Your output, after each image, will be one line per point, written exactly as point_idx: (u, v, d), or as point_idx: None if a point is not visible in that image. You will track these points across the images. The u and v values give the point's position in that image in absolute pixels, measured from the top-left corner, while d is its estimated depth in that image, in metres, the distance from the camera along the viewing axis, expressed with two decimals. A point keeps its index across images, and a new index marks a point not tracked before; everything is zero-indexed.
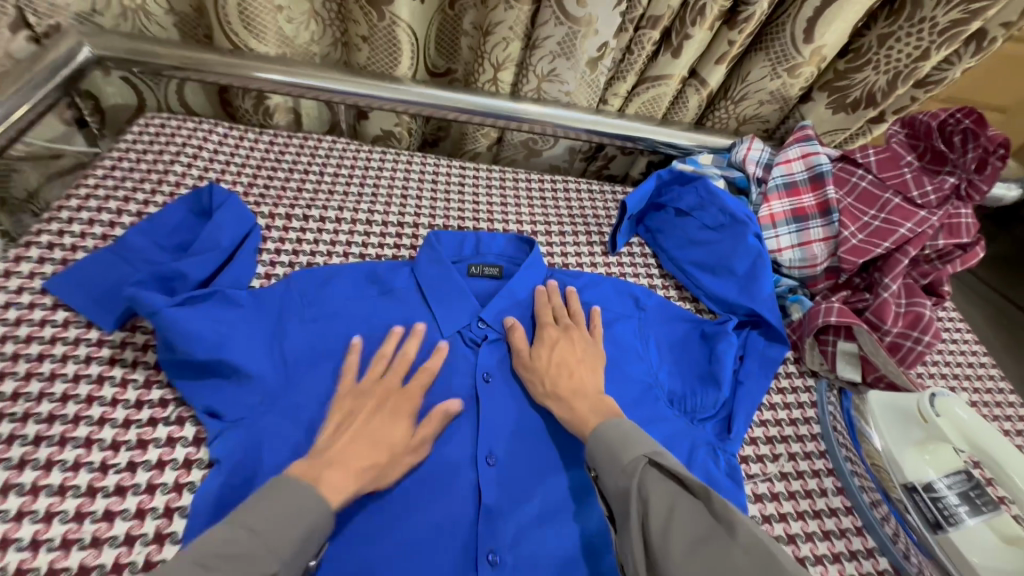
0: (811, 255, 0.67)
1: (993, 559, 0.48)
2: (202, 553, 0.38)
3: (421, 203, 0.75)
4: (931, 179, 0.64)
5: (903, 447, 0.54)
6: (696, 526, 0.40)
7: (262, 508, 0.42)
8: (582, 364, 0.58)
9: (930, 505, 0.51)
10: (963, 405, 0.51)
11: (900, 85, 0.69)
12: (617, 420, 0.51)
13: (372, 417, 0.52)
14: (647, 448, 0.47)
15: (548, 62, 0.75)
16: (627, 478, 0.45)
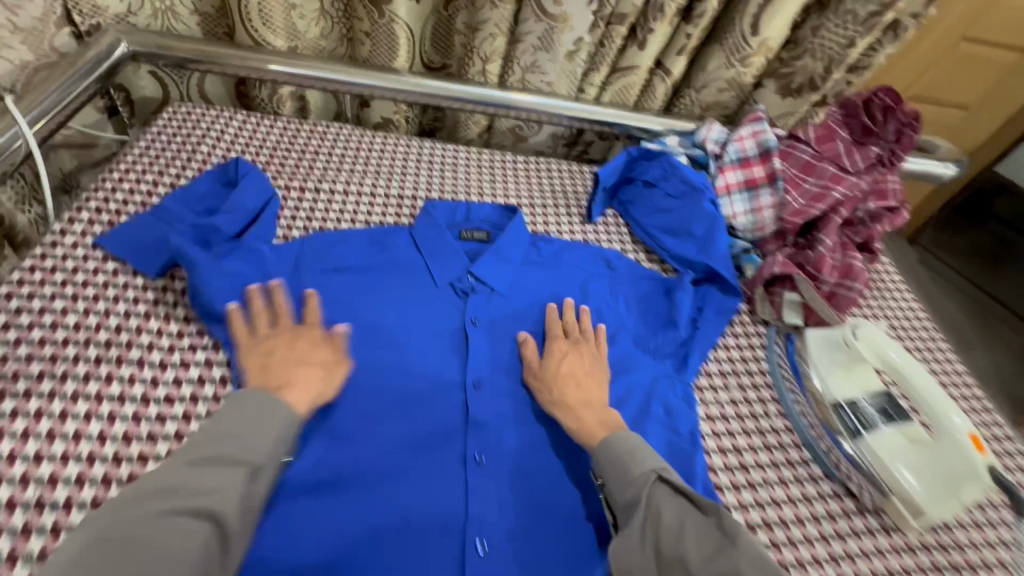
0: (760, 220, 0.76)
1: (903, 454, 0.57)
2: (195, 455, 0.45)
3: (419, 179, 0.85)
4: (860, 150, 0.74)
5: (831, 371, 0.64)
6: (705, 541, 0.46)
7: (230, 413, 0.48)
8: (589, 376, 0.63)
9: (854, 417, 0.60)
10: (878, 333, 0.62)
11: (835, 70, 0.81)
12: (626, 433, 0.55)
13: (289, 351, 0.56)
14: (655, 464, 0.52)
15: (530, 55, 0.86)
16: (638, 490, 0.50)
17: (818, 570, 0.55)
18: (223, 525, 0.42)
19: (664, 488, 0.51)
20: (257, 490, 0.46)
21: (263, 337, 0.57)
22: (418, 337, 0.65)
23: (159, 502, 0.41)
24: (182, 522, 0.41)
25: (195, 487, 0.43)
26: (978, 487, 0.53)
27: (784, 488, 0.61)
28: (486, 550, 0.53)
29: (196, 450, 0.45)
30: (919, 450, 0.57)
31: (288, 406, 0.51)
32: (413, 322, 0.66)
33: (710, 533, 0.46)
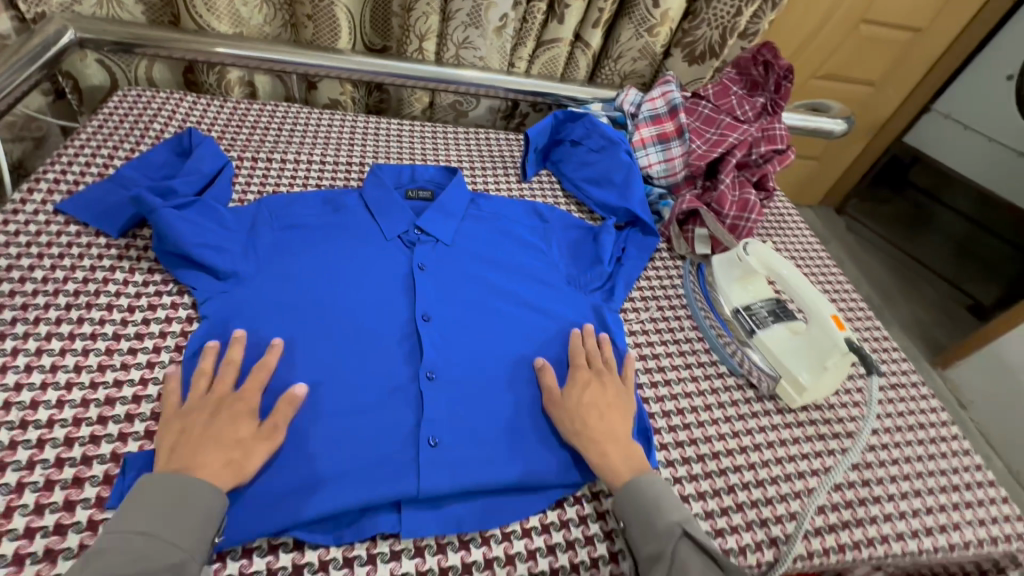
0: (672, 167, 0.87)
1: (785, 346, 0.68)
2: (99, 563, 0.43)
3: (367, 149, 0.92)
4: (749, 102, 0.87)
5: (731, 286, 0.75)
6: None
7: (144, 507, 0.46)
8: (610, 406, 0.62)
9: (747, 319, 0.72)
10: (766, 248, 0.72)
11: (729, 38, 0.94)
12: (651, 479, 0.56)
13: (210, 426, 0.53)
14: (680, 517, 0.53)
15: (462, 31, 0.94)
16: (661, 542, 0.51)
17: (723, 443, 0.64)
18: None
19: (688, 541, 0.51)
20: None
21: (207, 398, 0.55)
22: (370, 283, 0.70)
23: None
24: None
25: None
26: (841, 359, 0.65)
27: (695, 383, 0.69)
28: (436, 446, 0.58)
29: (119, 549, 0.44)
30: (796, 340, 0.68)
31: (210, 484, 0.49)
32: (364, 269, 0.71)
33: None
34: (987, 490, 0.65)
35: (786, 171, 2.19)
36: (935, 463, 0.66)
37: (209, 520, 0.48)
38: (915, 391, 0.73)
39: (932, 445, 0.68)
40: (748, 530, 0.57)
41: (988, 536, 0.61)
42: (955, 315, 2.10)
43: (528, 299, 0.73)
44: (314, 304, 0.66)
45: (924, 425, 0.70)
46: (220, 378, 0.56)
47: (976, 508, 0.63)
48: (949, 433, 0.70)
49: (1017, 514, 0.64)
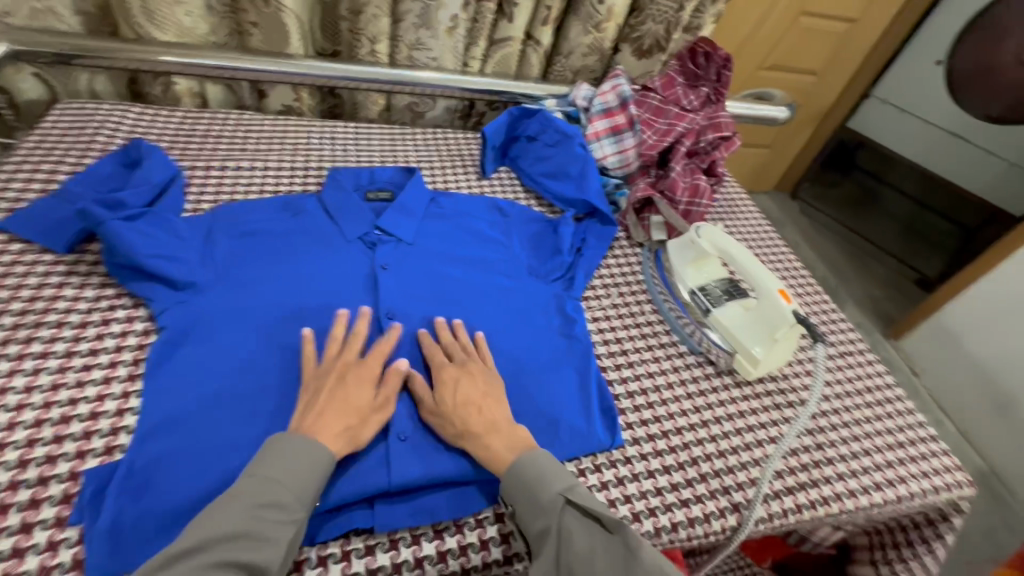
0: (626, 158, 0.90)
1: (739, 321, 0.71)
2: (246, 503, 0.47)
3: (324, 153, 0.91)
4: (694, 92, 0.91)
5: (685, 268, 0.78)
6: (611, 561, 0.49)
7: (279, 459, 0.51)
8: (485, 397, 0.61)
9: (702, 300, 0.75)
10: (716, 231, 0.76)
11: (673, 32, 0.99)
12: (528, 454, 0.56)
13: (338, 389, 0.57)
14: (562, 487, 0.54)
15: (414, 32, 0.95)
16: (547, 518, 0.52)
17: (685, 418, 0.66)
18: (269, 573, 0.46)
19: (571, 509, 0.53)
20: (296, 543, 0.49)
21: (355, 364, 0.60)
22: (331, 285, 0.70)
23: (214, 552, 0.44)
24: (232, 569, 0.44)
25: (243, 536, 0.46)
26: (787, 329, 0.68)
27: (656, 364, 0.72)
28: (406, 440, 0.59)
29: (255, 493, 0.48)
30: (749, 315, 0.72)
31: (327, 449, 0.53)
32: (325, 272, 0.71)
33: (615, 551, 0.50)
34: (929, 444, 0.70)
35: (736, 156, 2.25)
36: (882, 424, 0.70)
37: (322, 479, 0.52)
38: (861, 358, 0.78)
39: (878, 407, 0.72)
40: (712, 499, 0.60)
41: (932, 487, 0.65)
42: (903, 289, 2.22)
43: (491, 292, 0.75)
44: (275, 309, 0.65)
45: (870, 389, 0.74)
46: (349, 348, 0.62)
47: (920, 461, 0.67)
48: (894, 395, 0.75)
49: (957, 465, 0.68)
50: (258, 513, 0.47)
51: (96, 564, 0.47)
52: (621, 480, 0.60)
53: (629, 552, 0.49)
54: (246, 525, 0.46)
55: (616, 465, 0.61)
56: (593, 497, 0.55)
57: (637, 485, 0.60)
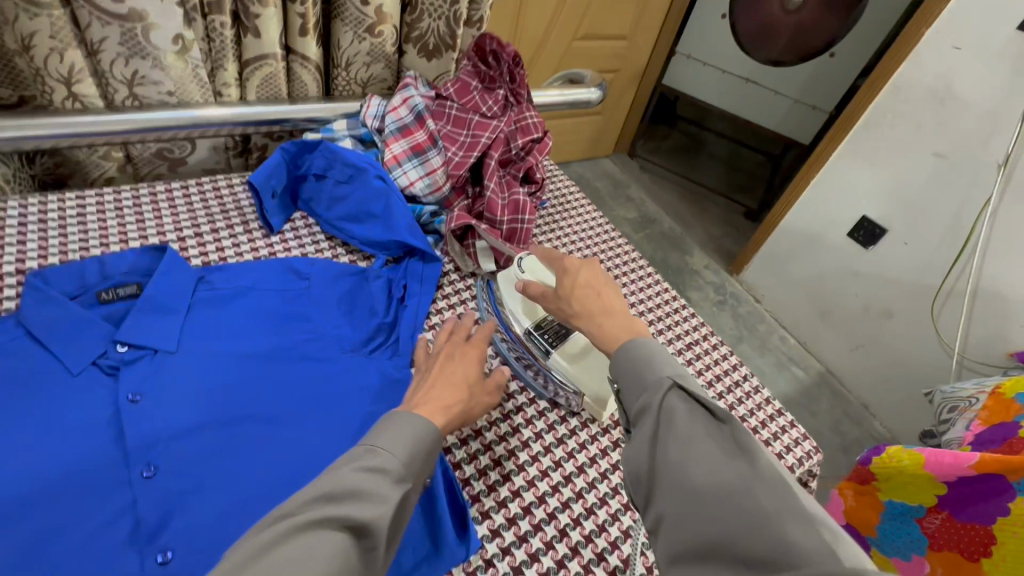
0: (435, 180, 0.78)
1: (583, 358, 0.65)
2: (357, 462, 0.42)
3: (26, 247, 0.67)
4: (491, 96, 0.82)
5: (518, 305, 0.70)
6: (714, 457, 0.39)
7: (388, 426, 0.46)
8: (606, 284, 0.57)
9: (542, 340, 0.67)
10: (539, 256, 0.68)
11: (456, 27, 0.87)
12: (650, 341, 0.48)
13: (446, 367, 0.57)
14: (674, 370, 0.44)
15: (126, 64, 0.72)
16: (648, 394, 0.43)
17: (547, 480, 0.61)
18: (369, 545, 0.39)
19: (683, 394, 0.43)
20: (399, 521, 0.42)
21: (465, 343, 0.60)
22: (50, 451, 0.50)
23: (310, 513, 0.37)
24: (329, 535, 0.36)
25: (353, 495, 0.39)
26: None
27: (507, 422, 0.64)
28: None
29: (359, 456, 0.43)
30: (593, 355, 0.66)
31: (434, 424, 0.49)
32: (37, 433, 0.51)
33: (722, 446, 0.39)
34: (778, 420, 0.72)
35: (568, 131, 2.26)
36: (735, 412, 0.72)
37: (428, 454, 0.47)
38: (706, 347, 0.80)
39: (729, 395, 0.74)
40: (587, 575, 0.54)
41: (787, 466, 0.68)
42: (736, 224, 2.43)
43: (296, 389, 0.60)
44: None
45: (720, 376, 0.76)
46: (461, 329, 0.62)
47: (773, 443, 0.70)
48: (741, 375, 0.77)
49: (804, 434, 0.72)
50: (365, 473, 0.41)
51: None
52: None
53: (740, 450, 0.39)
54: (355, 485, 0.40)
55: (477, 575, 0.52)
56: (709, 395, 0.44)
57: None
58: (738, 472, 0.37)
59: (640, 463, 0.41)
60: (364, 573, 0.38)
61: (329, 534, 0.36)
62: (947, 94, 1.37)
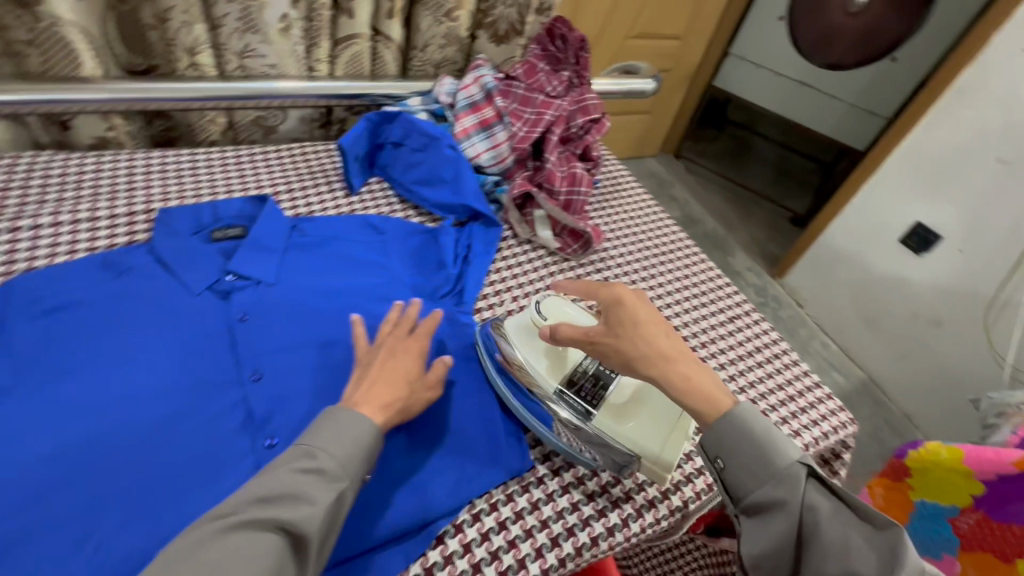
0: (500, 153, 0.86)
1: (628, 413, 0.60)
2: (291, 466, 0.47)
3: (151, 191, 0.78)
4: (556, 78, 0.89)
5: (538, 358, 0.63)
6: (868, 569, 0.43)
7: (327, 427, 0.50)
8: (659, 322, 0.57)
9: (578, 399, 0.60)
10: (561, 304, 0.67)
11: (527, 14, 0.96)
12: (754, 419, 0.51)
13: (388, 360, 0.57)
14: (795, 454, 0.50)
15: (240, 38, 0.83)
16: (782, 488, 0.48)
17: None
18: (300, 540, 0.44)
19: (814, 490, 0.48)
20: (338, 513, 0.47)
21: (407, 337, 0.60)
22: (178, 352, 0.60)
23: (240, 517, 0.43)
24: (255, 535, 0.42)
25: (285, 497, 0.44)
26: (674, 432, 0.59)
27: None
28: None
29: (297, 459, 0.47)
30: (637, 407, 0.60)
31: (372, 419, 0.51)
32: (168, 338, 0.61)
33: (870, 553, 0.44)
34: (815, 392, 0.76)
35: (617, 127, 2.30)
36: (773, 380, 0.76)
37: (370, 451, 0.50)
38: (747, 321, 0.84)
39: (768, 365, 0.78)
40: (628, 500, 0.60)
41: (822, 433, 0.71)
42: (781, 227, 2.40)
43: (375, 323, 0.68)
44: (107, 396, 0.55)
45: (760, 348, 0.80)
46: (404, 322, 0.61)
47: (808, 410, 0.73)
48: (780, 349, 0.81)
49: (840, 406, 0.75)
50: (298, 477, 0.46)
51: None
52: (535, 504, 0.59)
53: (890, 558, 0.43)
54: (291, 488, 0.45)
55: (529, 489, 0.60)
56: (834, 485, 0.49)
57: (553, 506, 0.59)
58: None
59: (784, 562, 0.48)
60: (298, 566, 0.44)
61: (259, 535, 0.42)
62: (1015, 99, 1.34)
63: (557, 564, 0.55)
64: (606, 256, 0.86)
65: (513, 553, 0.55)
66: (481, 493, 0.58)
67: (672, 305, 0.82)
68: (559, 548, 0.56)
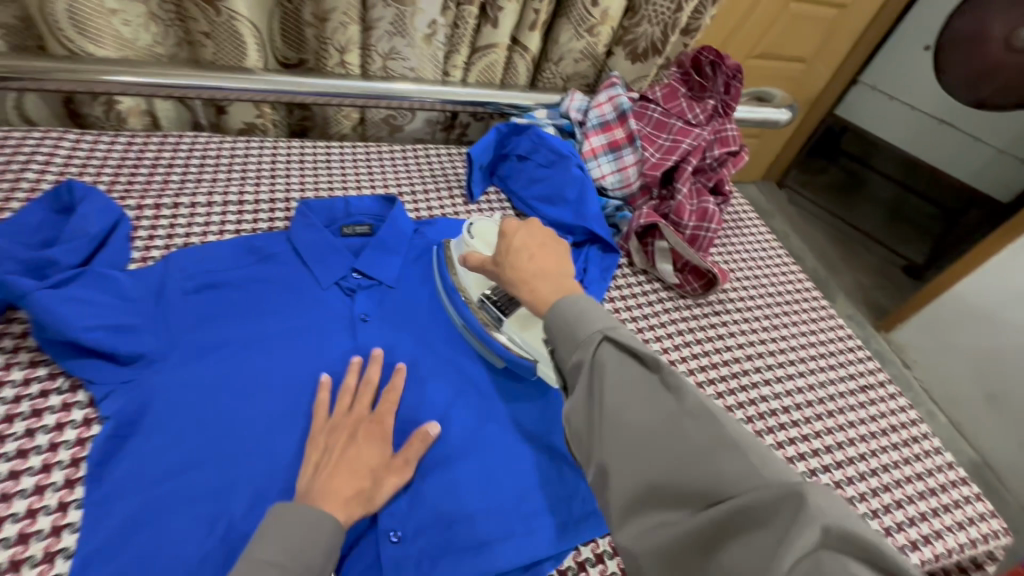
0: (626, 177, 0.83)
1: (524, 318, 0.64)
2: None
3: (291, 181, 0.81)
4: (698, 105, 0.85)
5: (462, 271, 0.69)
6: (647, 406, 0.41)
7: (278, 535, 0.44)
8: (542, 246, 0.55)
9: (493, 306, 0.66)
10: (488, 224, 0.72)
11: (671, 35, 0.91)
12: (576, 297, 0.47)
13: (349, 448, 0.52)
14: (604, 322, 0.45)
15: (387, 41, 0.85)
16: (581, 350, 0.43)
17: None
18: None
19: (610, 345, 0.43)
20: None
21: (369, 420, 0.56)
22: (309, 346, 0.62)
23: None
24: None
25: None
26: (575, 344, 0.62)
27: None
28: (398, 539, 0.51)
29: None
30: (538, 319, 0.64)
31: (331, 519, 0.46)
32: (301, 330, 0.63)
33: (652, 391, 0.41)
34: (961, 489, 0.66)
35: None
36: (911, 468, 0.67)
37: (332, 553, 0.45)
38: (882, 393, 0.75)
39: (905, 449, 0.69)
40: None
41: (969, 540, 0.62)
42: (894, 278, 2.13)
43: None
44: (244, 381, 0.57)
45: (896, 427, 0.71)
46: (363, 396, 0.57)
47: (953, 510, 0.64)
48: (920, 432, 0.72)
49: (992, 511, 0.65)
50: None
51: None
52: None
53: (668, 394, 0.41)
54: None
55: None
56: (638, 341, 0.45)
57: None
58: (670, 419, 0.40)
59: (583, 422, 0.42)
60: None
61: None
62: None
63: None
64: (727, 299, 0.81)
65: None
66: (588, 541, 0.55)
67: (794, 363, 0.75)
68: None
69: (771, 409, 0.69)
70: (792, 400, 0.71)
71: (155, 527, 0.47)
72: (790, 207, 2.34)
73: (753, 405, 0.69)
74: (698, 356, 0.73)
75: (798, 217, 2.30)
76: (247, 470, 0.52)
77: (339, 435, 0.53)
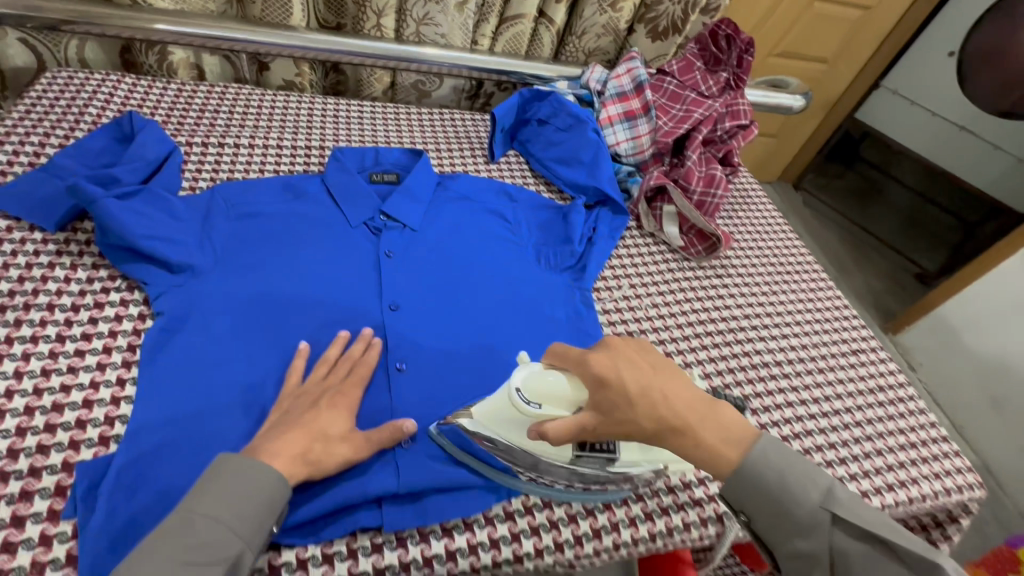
0: (640, 144, 0.88)
1: (550, 395, 0.50)
2: (172, 548, 0.39)
3: (325, 132, 0.87)
4: (712, 78, 0.90)
5: (528, 440, 0.52)
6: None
7: (213, 489, 0.42)
8: (659, 372, 0.48)
9: (597, 457, 0.53)
10: (533, 372, 0.51)
11: (691, 13, 0.96)
12: (767, 454, 0.46)
13: (307, 417, 0.50)
14: (820, 494, 0.45)
15: (421, 7, 0.90)
16: (810, 539, 0.44)
17: None
18: None
19: (840, 528, 0.44)
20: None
21: (338, 390, 0.54)
22: (336, 270, 0.67)
23: None
24: None
25: None
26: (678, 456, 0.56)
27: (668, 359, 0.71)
28: (409, 445, 0.55)
29: (180, 530, 0.40)
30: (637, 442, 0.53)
31: (270, 473, 0.44)
32: (330, 256, 0.68)
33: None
34: (940, 445, 0.70)
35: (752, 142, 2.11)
36: (894, 423, 0.71)
37: (274, 508, 0.43)
38: (873, 358, 0.79)
39: (890, 407, 0.73)
40: None
41: (944, 489, 0.66)
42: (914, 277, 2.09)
43: (501, 285, 0.72)
44: (275, 295, 0.62)
45: (883, 388, 0.75)
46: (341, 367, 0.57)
47: (931, 462, 0.68)
48: (906, 394, 0.75)
49: (968, 466, 0.69)
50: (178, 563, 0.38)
51: (89, 565, 0.43)
52: None
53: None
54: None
55: None
56: (864, 504, 0.45)
57: (649, 484, 0.59)
58: None
59: None
60: None
61: None
62: None
63: (646, 537, 0.56)
64: (728, 263, 0.85)
65: (607, 515, 0.56)
66: None
67: (789, 324, 0.80)
68: (652, 524, 0.56)
69: (763, 362, 0.74)
70: (784, 355, 0.76)
71: (190, 410, 0.52)
72: (811, 201, 2.32)
73: (747, 357, 0.74)
74: (696, 311, 0.77)
75: (818, 211, 2.28)
76: (275, 369, 0.57)
77: (358, 347, 0.59)
